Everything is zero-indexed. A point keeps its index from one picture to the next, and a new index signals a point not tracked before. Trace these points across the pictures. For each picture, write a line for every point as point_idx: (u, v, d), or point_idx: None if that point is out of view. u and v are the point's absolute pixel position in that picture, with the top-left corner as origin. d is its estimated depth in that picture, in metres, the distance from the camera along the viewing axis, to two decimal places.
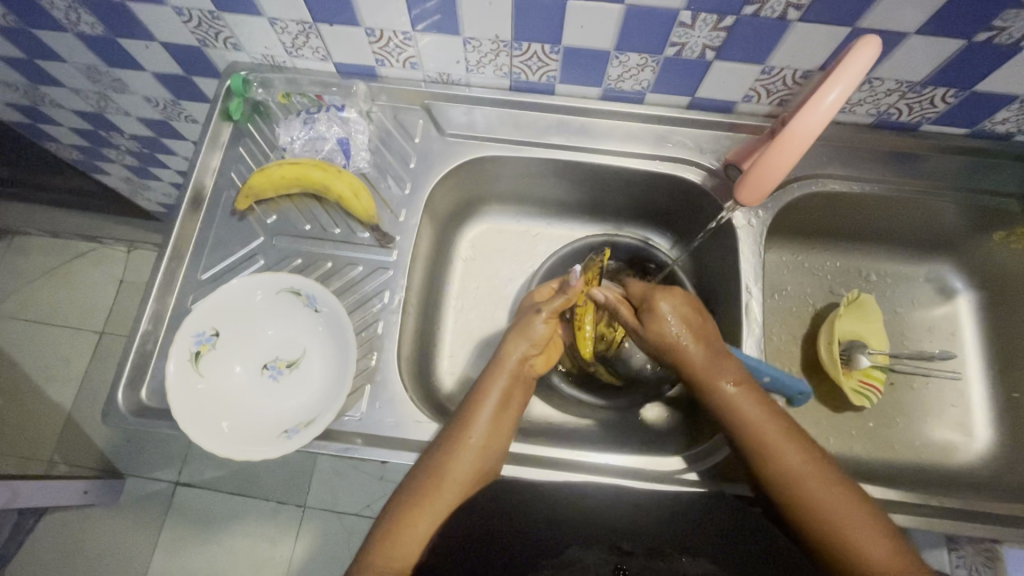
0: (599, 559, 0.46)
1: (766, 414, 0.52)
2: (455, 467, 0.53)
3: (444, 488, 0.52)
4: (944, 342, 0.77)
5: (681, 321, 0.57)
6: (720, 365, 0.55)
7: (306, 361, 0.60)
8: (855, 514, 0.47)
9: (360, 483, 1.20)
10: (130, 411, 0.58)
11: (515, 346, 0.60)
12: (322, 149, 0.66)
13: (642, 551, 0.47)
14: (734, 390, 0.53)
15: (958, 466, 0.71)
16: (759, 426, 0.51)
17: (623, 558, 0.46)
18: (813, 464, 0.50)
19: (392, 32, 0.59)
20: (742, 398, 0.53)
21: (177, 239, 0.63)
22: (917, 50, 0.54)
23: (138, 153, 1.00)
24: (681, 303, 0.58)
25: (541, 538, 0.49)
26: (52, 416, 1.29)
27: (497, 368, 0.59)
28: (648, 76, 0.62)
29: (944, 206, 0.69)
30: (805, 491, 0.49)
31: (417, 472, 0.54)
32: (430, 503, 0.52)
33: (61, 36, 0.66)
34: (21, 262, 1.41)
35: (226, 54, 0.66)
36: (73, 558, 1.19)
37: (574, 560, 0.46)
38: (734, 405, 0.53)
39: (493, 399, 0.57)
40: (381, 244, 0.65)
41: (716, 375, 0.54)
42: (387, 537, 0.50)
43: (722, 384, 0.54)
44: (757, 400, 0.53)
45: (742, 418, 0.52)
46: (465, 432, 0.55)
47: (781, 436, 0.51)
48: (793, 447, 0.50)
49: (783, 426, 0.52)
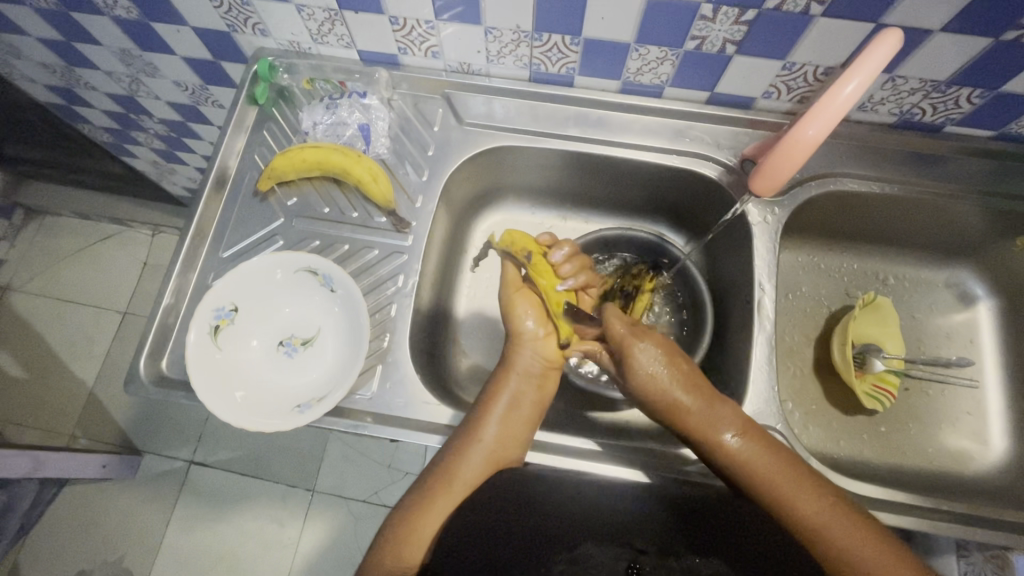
0: (614, 556, 0.54)
1: (772, 459, 0.51)
2: (467, 465, 0.54)
3: (456, 486, 0.53)
4: (961, 349, 0.75)
5: (662, 364, 0.55)
6: (718, 414, 0.53)
7: (320, 340, 0.61)
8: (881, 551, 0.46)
9: (369, 470, 1.22)
10: (151, 381, 0.60)
11: (520, 351, 0.60)
12: (344, 134, 0.68)
13: (654, 550, 0.54)
14: (740, 442, 0.51)
15: (973, 475, 0.69)
16: (766, 470, 0.50)
17: (637, 557, 0.54)
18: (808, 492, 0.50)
19: (416, 21, 0.60)
20: (741, 442, 0.51)
21: (201, 219, 0.65)
22: (944, 47, 0.53)
23: (166, 137, 1.03)
24: (656, 345, 0.56)
25: (556, 533, 0.54)
26: (74, 391, 1.33)
27: (506, 370, 0.60)
28: (668, 69, 0.62)
29: (967, 209, 0.67)
30: (817, 534, 0.48)
31: (428, 472, 0.55)
32: (441, 500, 0.53)
33: (99, 20, 0.69)
34: (51, 241, 1.46)
35: (254, 40, 0.68)
36: (90, 529, 1.23)
37: (587, 556, 0.54)
38: (739, 455, 0.51)
39: (504, 398, 0.57)
40: (397, 229, 0.66)
41: (714, 423, 0.52)
42: (399, 533, 0.51)
43: (714, 414, 0.53)
44: (746, 431, 0.52)
45: (746, 464, 0.51)
46: (476, 431, 0.55)
47: (775, 468, 0.50)
48: (788, 475, 0.50)
49: (792, 470, 0.50)
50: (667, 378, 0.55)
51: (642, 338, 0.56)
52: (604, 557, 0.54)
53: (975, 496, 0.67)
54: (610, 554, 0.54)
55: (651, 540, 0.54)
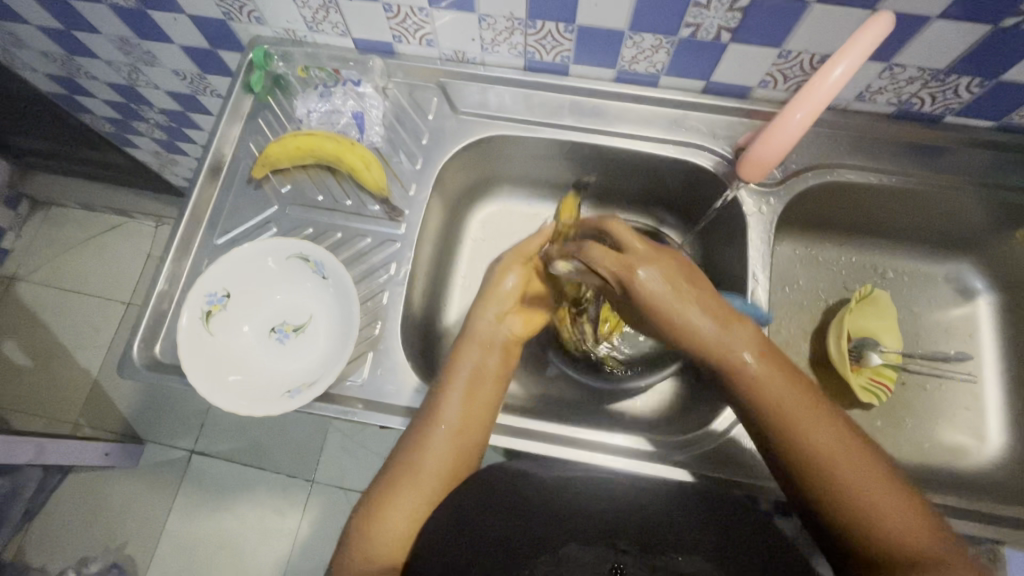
0: (597, 557, 0.43)
1: (800, 400, 0.46)
2: (429, 453, 0.52)
3: (419, 478, 0.51)
4: (960, 344, 0.75)
5: (670, 285, 0.49)
6: (726, 332, 0.48)
7: (312, 326, 0.62)
8: (894, 504, 0.42)
9: (368, 461, 1.23)
10: (144, 366, 0.60)
11: (483, 326, 0.60)
12: (338, 122, 0.68)
13: (638, 549, 0.44)
14: (750, 363, 0.47)
15: (969, 470, 0.69)
16: (779, 397, 0.46)
17: (619, 557, 0.44)
18: (837, 437, 0.45)
19: (410, 8, 0.60)
20: (760, 372, 0.47)
21: (195, 206, 0.65)
22: (943, 34, 0.52)
23: (167, 127, 1.04)
24: (665, 270, 0.50)
25: (528, 533, 0.45)
26: (78, 380, 1.35)
27: (467, 341, 0.59)
28: (663, 57, 0.61)
29: (968, 200, 0.66)
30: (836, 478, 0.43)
31: (390, 466, 0.53)
32: (407, 492, 0.51)
33: (97, 8, 0.69)
34: (55, 232, 1.47)
35: (250, 29, 0.68)
36: (92, 516, 1.24)
37: (568, 557, 0.44)
38: (749, 376, 0.47)
39: (464, 373, 0.56)
40: (391, 217, 0.66)
41: (723, 344, 0.48)
42: (365, 533, 0.49)
43: (726, 337, 0.48)
44: (769, 362, 0.47)
45: (773, 404, 0.46)
46: (436, 414, 0.54)
47: (797, 406, 0.46)
48: (818, 419, 0.46)
49: (813, 407, 0.46)
50: (674, 297, 0.49)
51: (650, 263, 0.50)
52: (587, 559, 0.43)
53: (971, 490, 0.66)
54: (591, 553, 0.44)
55: (636, 535, 0.44)
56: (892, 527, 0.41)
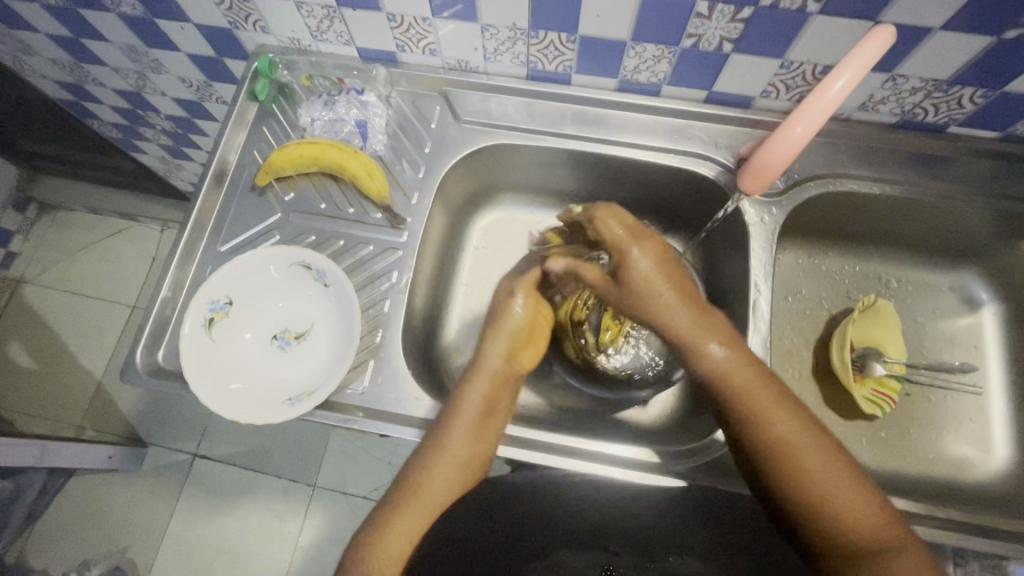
0: (588, 561, 0.44)
1: (770, 395, 0.49)
2: (432, 479, 0.52)
3: (421, 501, 0.51)
4: (965, 355, 0.74)
5: (660, 272, 0.54)
6: (705, 325, 0.53)
7: (314, 334, 0.62)
8: (856, 496, 0.45)
9: (369, 467, 1.23)
10: (147, 372, 0.60)
11: (490, 355, 0.60)
12: (341, 130, 0.68)
13: (631, 552, 0.44)
14: (721, 354, 0.51)
15: (974, 483, 0.68)
16: (748, 388, 0.49)
17: (610, 558, 0.44)
18: (804, 431, 0.47)
19: (413, 18, 0.61)
20: (731, 362, 0.51)
21: (199, 213, 0.66)
22: (946, 45, 0.52)
23: (173, 133, 1.04)
24: (658, 256, 0.55)
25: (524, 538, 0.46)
26: (83, 383, 1.36)
27: (475, 370, 0.59)
28: (665, 67, 0.62)
29: (972, 210, 0.66)
30: (799, 468, 0.46)
31: (395, 490, 0.53)
32: (410, 515, 0.51)
33: (105, 17, 0.70)
34: (62, 235, 1.48)
35: (255, 37, 0.69)
36: (95, 519, 1.25)
37: (559, 562, 0.44)
38: (720, 367, 0.51)
39: (472, 405, 0.56)
40: (392, 225, 0.67)
41: (700, 337, 0.52)
42: (362, 556, 0.48)
43: (704, 333, 0.52)
44: (744, 358, 0.51)
45: (743, 397, 0.49)
46: (441, 440, 0.54)
47: (769, 399, 0.49)
48: (786, 414, 0.48)
49: (781, 400, 0.49)
50: (662, 285, 0.53)
51: (641, 246, 0.55)
52: (577, 563, 0.44)
53: (976, 504, 0.66)
54: (582, 559, 0.44)
55: (628, 539, 0.45)
56: (854, 519, 0.44)
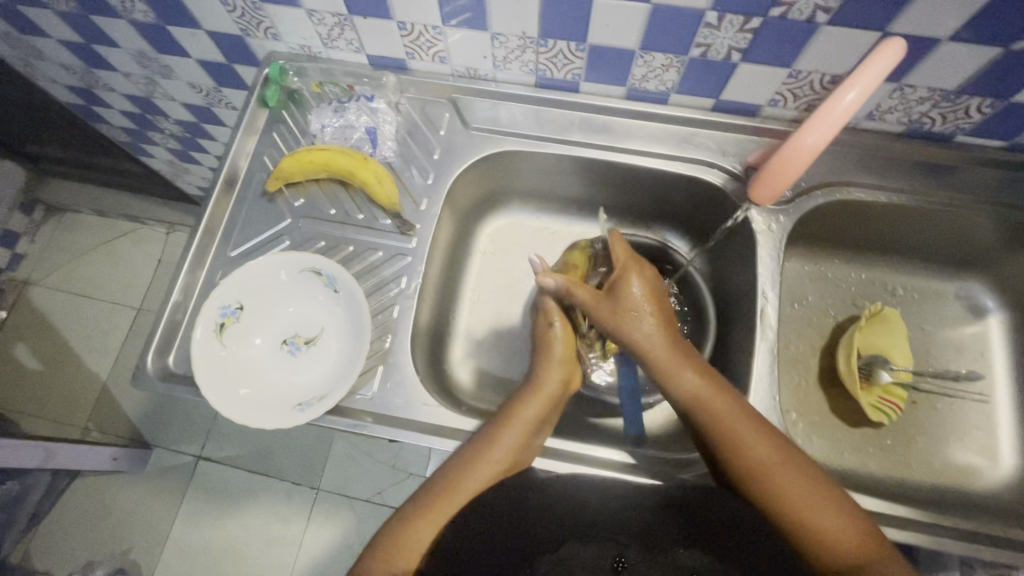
0: (598, 553, 0.44)
1: (744, 420, 0.51)
2: (471, 481, 0.53)
3: (454, 500, 0.52)
4: (971, 363, 0.74)
5: (647, 300, 0.56)
6: (679, 354, 0.55)
7: (324, 339, 0.62)
8: (827, 511, 0.46)
9: (373, 470, 1.23)
10: (157, 376, 0.61)
11: (551, 374, 0.60)
12: (351, 137, 0.69)
13: (640, 544, 0.44)
14: (697, 382, 0.53)
15: (981, 491, 0.68)
16: (723, 416, 0.51)
17: (621, 550, 0.44)
18: (778, 454, 0.49)
19: (424, 26, 0.61)
20: (705, 388, 0.53)
21: (210, 218, 0.66)
22: (953, 56, 0.52)
23: (181, 137, 1.05)
24: (648, 284, 0.57)
25: (538, 535, 0.46)
26: (88, 385, 1.36)
27: (533, 390, 0.59)
28: (673, 76, 0.62)
29: (978, 219, 0.66)
30: (774, 491, 0.47)
31: (431, 484, 0.54)
32: (439, 511, 0.51)
33: (118, 23, 0.71)
34: (68, 237, 1.49)
35: (266, 44, 0.69)
36: (99, 520, 1.25)
37: (569, 556, 0.44)
38: (695, 393, 0.53)
39: (529, 420, 0.56)
40: (401, 231, 0.67)
41: (676, 364, 0.54)
42: (391, 548, 0.49)
43: (680, 360, 0.54)
44: (717, 384, 0.53)
45: (720, 423, 0.51)
46: (490, 448, 0.54)
47: (744, 425, 0.50)
48: (761, 438, 0.50)
49: (755, 424, 0.51)
50: (645, 313, 0.56)
51: (637, 274, 0.57)
52: (588, 557, 0.44)
53: (983, 512, 0.66)
54: (592, 551, 0.44)
55: (638, 531, 0.45)
56: (824, 537, 0.45)
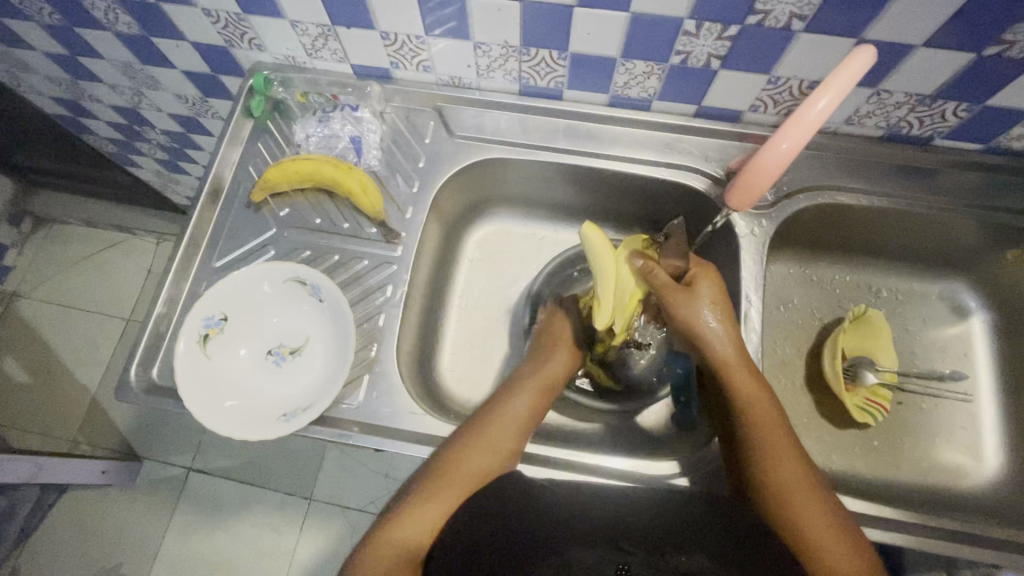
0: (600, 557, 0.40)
1: (782, 439, 0.53)
2: (473, 466, 0.53)
3: (458, 484, 0.53)
4: (954, 363, 0.75)
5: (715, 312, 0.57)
6: (739, 362, 0.56)
7: (308, 348, 0.62)
8: (841, 545, 0.47)
9: (365, 479, 1.22)
10: (141, 388, 0.60)
11: (547, 364, 0.62)
12: (336, 146, 0.69)
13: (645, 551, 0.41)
14: (748, 389, 0.55)
15: (967, 491, 0.69)
16: (762, 423, 0.53)
17: (625, 557, 0.40)
18: (805, 479, 0.51)
19: (407, 36, 0.61)
20: (757, 397, 0.55)
21: (194, 228, 0.66)
22: (928, 61, 0.53)
23: (168, 147, 1.05)
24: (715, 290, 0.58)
25: (530, 536, 0.43)
26: (76, 398, 1.35)
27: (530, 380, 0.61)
28: (655, 83, 0.63)
29: (958, 221, 0.67)
30: (793, 505, 0.49)
31: (435, 465, 0.54)
32: (444, 492, 0.52)
33: (102, 35, 0.71)
34: (56, 248, 1.48)
35: (250, 55, 0.69)
36: (87, 534, 1.23)
37: (574, 560, 0.40)
38: (744, 400, 0.55)
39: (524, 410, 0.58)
40: (387, 238, 0.67)
41: (734, 373, 0.56)
42: (394, 521, 0.51)
43: (736, 368, 0.56)
44: (767, 398, 0.55)
45: (761, 432, 0.53)
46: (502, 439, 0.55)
47: (782, 441, 0.53)
48: (794, 460, 0.52)
49: (790, 445, 0.53)
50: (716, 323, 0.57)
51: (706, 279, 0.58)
52: (591, 561, 0.40)
53: (969, 512, 0.66)
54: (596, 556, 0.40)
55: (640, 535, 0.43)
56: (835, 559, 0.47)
